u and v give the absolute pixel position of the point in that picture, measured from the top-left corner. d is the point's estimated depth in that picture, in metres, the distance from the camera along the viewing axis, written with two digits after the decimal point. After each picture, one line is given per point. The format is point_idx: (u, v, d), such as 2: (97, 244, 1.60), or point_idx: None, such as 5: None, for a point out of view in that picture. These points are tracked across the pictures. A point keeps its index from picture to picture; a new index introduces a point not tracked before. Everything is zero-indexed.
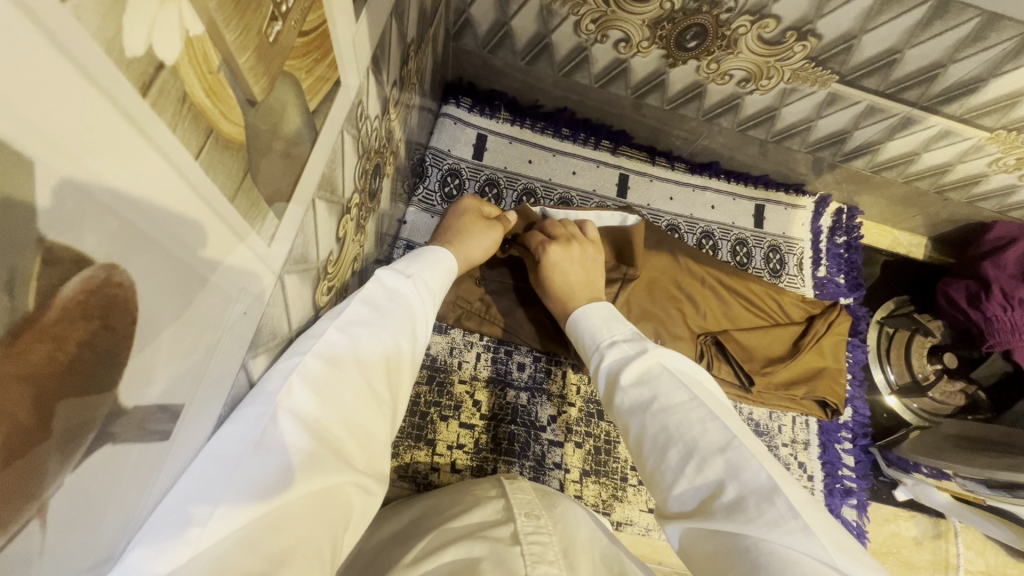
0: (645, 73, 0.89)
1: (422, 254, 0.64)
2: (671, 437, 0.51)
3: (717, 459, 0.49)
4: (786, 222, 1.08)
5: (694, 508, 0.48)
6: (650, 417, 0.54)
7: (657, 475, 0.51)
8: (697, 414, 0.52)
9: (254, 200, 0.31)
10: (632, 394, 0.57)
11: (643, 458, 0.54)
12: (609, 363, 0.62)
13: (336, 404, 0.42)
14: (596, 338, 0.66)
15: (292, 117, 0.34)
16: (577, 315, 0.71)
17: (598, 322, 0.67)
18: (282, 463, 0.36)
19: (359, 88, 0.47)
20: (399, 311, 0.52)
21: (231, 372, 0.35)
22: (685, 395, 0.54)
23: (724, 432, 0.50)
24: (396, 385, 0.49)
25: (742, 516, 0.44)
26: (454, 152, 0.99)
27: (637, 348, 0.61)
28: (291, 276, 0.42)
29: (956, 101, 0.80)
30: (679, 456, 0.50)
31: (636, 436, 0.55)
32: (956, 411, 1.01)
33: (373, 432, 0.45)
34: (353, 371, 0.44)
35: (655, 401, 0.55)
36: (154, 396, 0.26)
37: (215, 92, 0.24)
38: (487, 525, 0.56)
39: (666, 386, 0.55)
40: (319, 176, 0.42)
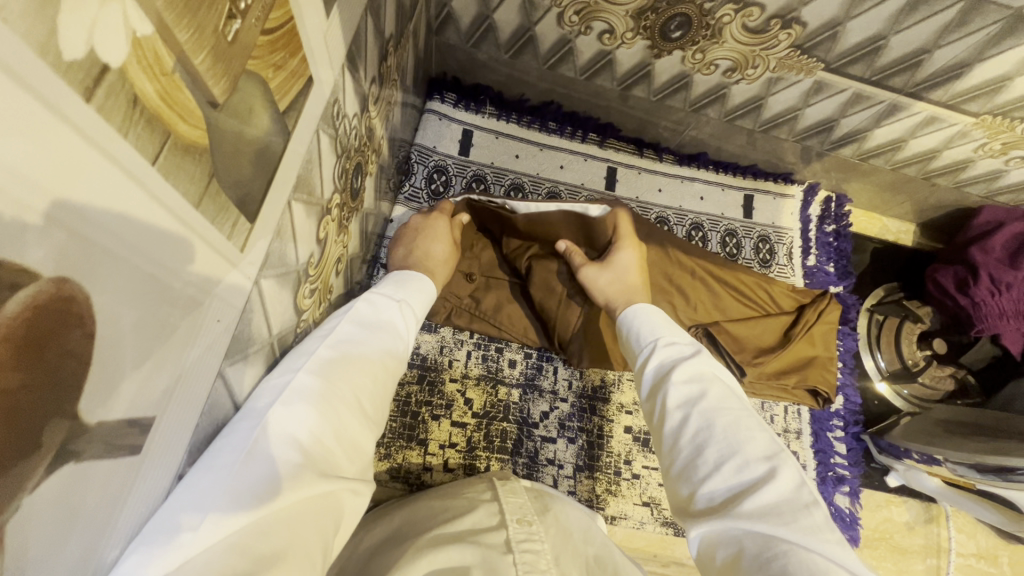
0: (630, 65, 0.88)
1: (406, 278, 0.65)
2: (715, 436, 0.51)
3: (761, 464, 0.48)
4: (775, 212, 1.08)
5: (724, 503, 0.47)
6: (697, 413, 0.53)
7: (690, 467, 0.51)
8: (747, 422, 0.52)
9: (222, 205, 0.30)
10: (682, 390, 0.56)
11: (678, 450, 0.53)
12: (659, 359, 0.60)
13: (329, 419, 0.43)
14: (645, 336, 0.64)
15: (261, 118, 0.33)
16: (629, 313, 0.69)
17: (653, 322, 0.66)
18: (271, 472, 0.37)
19: (335, 86, 0.46)
20: (385, 329, 0.54)
21: (208, 381, 0.35)
22: (738, 404, 0.54)
23: (770, 445, 0.50)
24: (382, 400, 0.51)
25: (780, 520, 0.43)
26: (440, 148, 0.98)
27: (690, 349, 0.60)
28: (268, 280, 0.41)
29: (942, 86, 0.79)
30: (719, 454, 0.50)
31: (675, 428, 0.54)
32: (946, 396, 1.01)
33: (362, 444, 0.46)
34: (344, 385, 0.45)
35: (705, 398, 0.54)
36: (121, 411, 0.26)
37: (171, 95, 0.23)
38: (478, 531, 0.56)
39: (719, 390, 0.55)
40: (295, 177, 0.41)
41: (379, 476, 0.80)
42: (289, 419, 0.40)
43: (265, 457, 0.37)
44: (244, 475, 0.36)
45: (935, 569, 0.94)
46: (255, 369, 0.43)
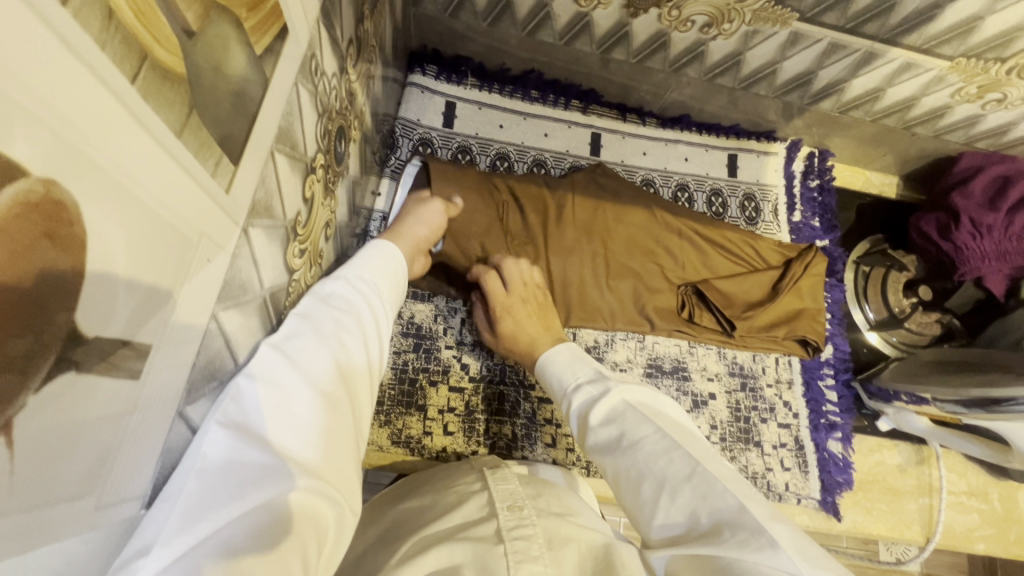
0: (608, 26, 0.89)
1: (364, 255, 0.65)
2: (642, 472, 0.54)
3: (684, 485, 0.51)
4: (759, 170, 1.09)
5: (675, 535, 0.49)
6: (621, 457, 0.56)
7: (637, 510, 0.53)
8: (662, 444, 0.54)
9: (204, 139, 0.31)
10: (602, 434, 0.59)
11: (623, 496, 0.55)
12: (577, 406, 0.64)
13: (281, 414, 0.42)
14: (563, 382, 0.69)
15: (236, 58, 0.33)
16: (544, 360, 0.74)
17: (564, 366, 0.70)
18: (227, 482, 0.37)
19: (311, 40, 0.46)
20: (336, 316, 0.54)
21: (202, 321, 0.36)
22: (648, 427, 0.57)
23: (689, 459, 0.52)
24: (349, 383, 0.50)
25: (714, 539, 0.45)
26: (424, 121, 0.98)
27: (600, 385, 0.64)
28: (256, 229, 0.42)
29: (915, 31, 0.80)
30: (651, 490, 0.52)
31: (612, 476, 0.57)
32: (933, 340, 1.03)
33: (336, 426, 0.45)
34: (292, 381, 0.45)
35: (623, 438, 0.57)
36: (118, 331, 0.27)
37: (144, 14, 0.24)
38: (468, 525, 0.55)
39: (631, 420, 0.58)
40: (276, 127, 0.42)
41: (381, 442, 0.82)
42: (234, 416, 0.41)
43: (219, 461, 0.38)
44: (206, 484, 0.36)
45: (927, 508, 0.96)
46: (249, 322, 0.45)
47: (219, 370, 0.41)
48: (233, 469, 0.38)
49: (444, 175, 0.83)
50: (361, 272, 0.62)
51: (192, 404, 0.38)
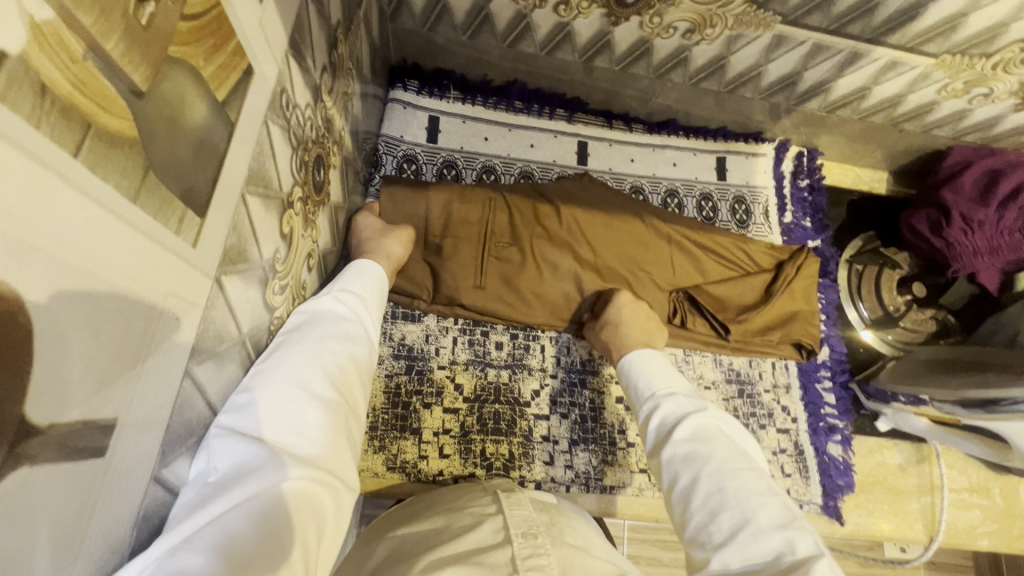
0: (589, 35, 0.88)
1: (351, 271, 0.67)
2: (727, 501, 0.54)
3: (771, 530, 0.51)
4: (748, 171, 1.08)
5: (739, 570, 0.49)
6: (704, 475, 0.57)
7: (704, 532, 0.53)
8: (755, 486, 0.55)
9: (165, 198, 0.30)
10: (686, 448, 0.60)
11: (689, 513, 0.56)
12: (663, 413, 0.66)
13: (277, 414, 0.44)
14: (650, 390, 0.71)
15: (197, 109, 0.32)
16: (630, 363, 0.76)
17: (655, 376, 0.73)
18: (231, 477, 0.38)
19: (279, 75, 0.45)
20: (329, 326, 0.55)
21: (175, 380, 0.35)
22: (743, 465, 0.58)
23: (782, 511, 0.53)
24: (343, 386, 0.51)
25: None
26: (407, 137, 0.97)
27: (694, 405, 0.66)
28: (229, 276, 0.40)
29: (899, 29, 0.80)
30: (731, 521, 0.53)
31: (683, 490, 0.58)
32: (929, 337, 1.02)
33: (332, 425, 0.46)
34: (284, 383, 0.46)
35: (712, 461, 0.58)
36: (76, 412, 0.26)
37: (86, 84, 0.22)
38: (484, 549, 0.56)
39: (723, 450, 0.59)
40: (246, 170, 0.41)
41: (376, 469, 0.81)
42: (233, 423, 0.42)
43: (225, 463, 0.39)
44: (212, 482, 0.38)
45: (930, 507, 0.96)
46: (228, 370, 0.44)
47: (195, 425, 0.40)
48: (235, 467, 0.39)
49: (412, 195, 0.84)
50: (351, 285, 0.63)
51: (167, 465, 0.37)
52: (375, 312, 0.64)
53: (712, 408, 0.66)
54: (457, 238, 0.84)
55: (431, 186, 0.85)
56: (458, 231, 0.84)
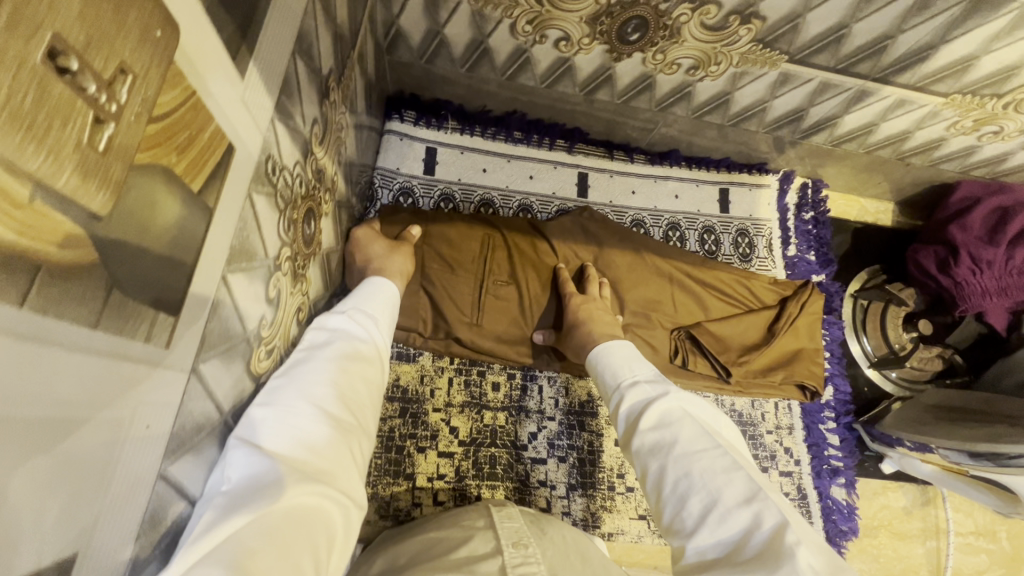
0: (590, 70, 0.85)
1: (364, 288, 0.67)
2: (692, 485, 0.49)
3: (739, 508, 0.46)
4: (751, 204, 1.06)
5: (714, 558, 0.45)
6: (670, 462, 0.52)
7: (676, 521, 0.49)
8: (720, 461, 0.50)
9: (131, 310, 0.28)
10: (651, 437, 0.55)
11: (662, 504, 0.51)
12: (630, 403, 0.61)
13: (289, 430, 0.44)
14: (616, 379, 0.65)
15: (170, 207, 0.30)
16: (597, 354, 0.71)
17: (621, 364, 0.67)
18: (244, 489, 0.38)
19: (264, 142, 0.43)
20: (342, 345, 0.56)
21: (146, 485, 0.33)
22: (707, 443, 0.52)
23: (748, 484, 0.48)
24: (352, 404, 0.51)
25: (763, 564, 0.42)
26: (404, 169, 0.95)
27: (656, 391, 0.60)
28: (208, 363, 0.38)
29: (909, 70, 0.77)
30: (698, 506, 0.48)
31: (654, 482, 0.53)
32: (933, 377, 1.01)
33: (338, 445, 0.46)
34: (298, 398, 0.47)
35: (677, 446, 0.53)
36: (26, 566, 0.23)
37: (35, 225, 0.20)
38: (475, 559, 0.55)
39: (687, 431, 0.54)
40: (227, 249, 0.39)
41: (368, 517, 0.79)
42: (247, 439, 0.42)
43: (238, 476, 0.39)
44: (230, 494, 0.38)
45: (935, 551, 0.94)
46: (208, 458, 0.41)
47: (174, 523, 0.37)
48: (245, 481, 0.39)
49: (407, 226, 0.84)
50: (360, 301, 0.64)
51: (140, 574, 0.34)
52: (386, 328, 0.64)
53: (676, 388, 0.60)
54: (451, 272, 0.82)
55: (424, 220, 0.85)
56: (455, 265, 0.83)
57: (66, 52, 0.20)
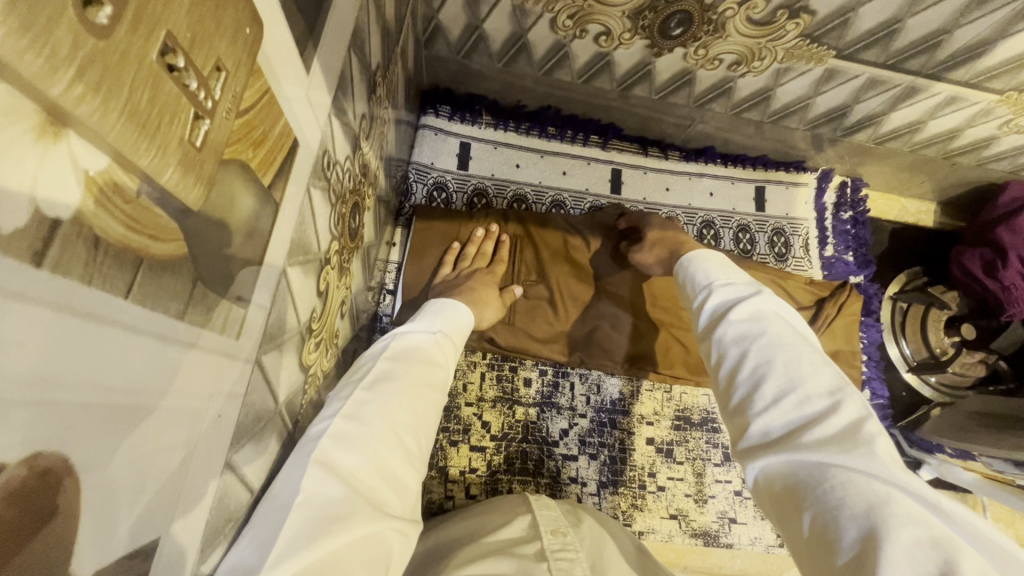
0: (629, 65, 0.84)
1: (440, 306, 0.71)
2: (774, 371, 0.49)
3: (823, 399, 0.46)
4: (788, 203, 1.04)
5: (781, 435, 0.45)
6: (754, 350, 0.51)
7: (746, 401, 0.49)
8: (808, 357, 0.49)
9: (211, 303, 0.28)
10: (738, 329, 0.54)
11: (733, 386, 0.51)
12: (715, 300, 0.60)
13: (369, 452, 0.47)
14: (701, 281, 0.64)
15: (244, 202, 0.30)
16: (688, 260, 0.69)
17: (713, 266, 0.65)
18: (322, 513, 0.41)
19: (322, 137, 0.43)
20: (415, 367, 0.58)
21: (216, 472, 0.33)
22: (798, 341, 0.51)
23: (833, 382, 0.47)
24: (419, 436, 0.54)
25: (838, 448, 0.42)
26: (438, 164, 0.95)
27: (749, 291, 0.58)
28: (268, 354, 0.39)
29: (963, 66, 0.75)
30: (776, 390, 0.47)
31: (731, 367, 0.52)
32: (976, 383, 0.98)
33: (404, 477, 0.50)
34: (382, 424, 0.50)
35: (765, 337, 0.52)
36: (120, 548, 0.24)
37: (141, 219, 0.21)
38: (515, 542, 0.57)
39: (778, 328, 0.53)
40: (288, 243, 0.39)
41: None
42: (328, 455, 0.45)
43: (315, 493, 0.42)
44: (304, 513, 0.40)
45: None
46: (264, 447, 0.42)
47: (235, 511, 0.38)
48: (321, 502, 0.42)
49: (434, 229, 0.86)
50: (428, 319, 0.68)
51: (206, 559, 0.35)
52: (455, 344, 0.68)
53: (768, 291, 0.58)
54: (478, 269, 0.82)
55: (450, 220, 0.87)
56: (483, 263, 0.84)
57: (175, 49, 0.20)
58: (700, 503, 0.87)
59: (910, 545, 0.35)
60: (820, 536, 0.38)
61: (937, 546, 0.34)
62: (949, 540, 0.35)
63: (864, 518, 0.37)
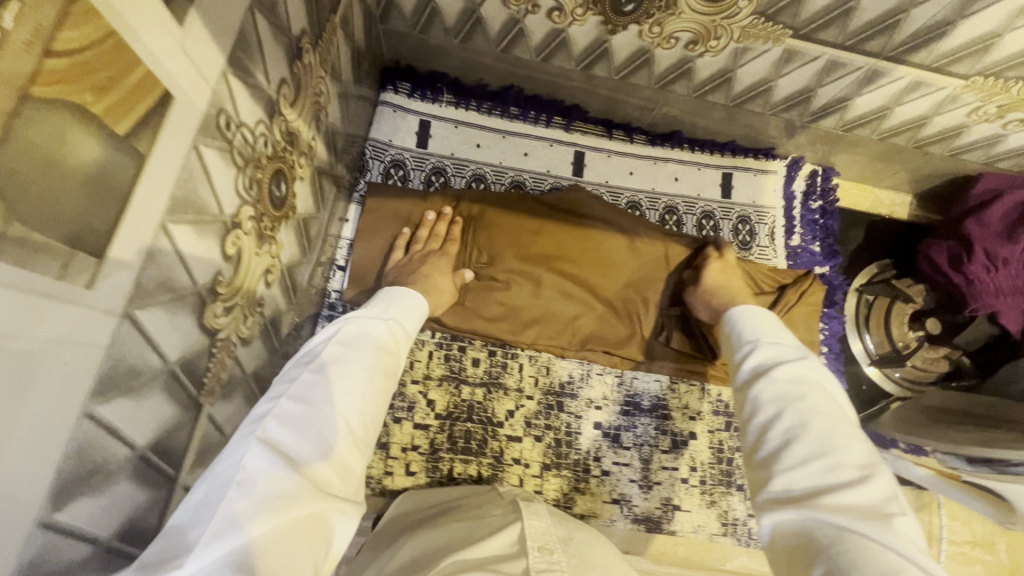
0: (586, 43, 0.83)
1: (398, 295, 0.70)
2: (809, 435, 0.51)
3: (853, 470, 0.48)
4: (756, 190, 1.02)
5: (802, 495, 0.47)
6: (789, 411, 0.54)
7: (772, 457, 0.51)
8: (845, 429, 0.52)
9: (38, 245, 0.28)
10: (776, 388, 0.57)
11: (761, 442, 0.54)
12: (758, 355, 0.62)
13: (309, 434, 0.46)
14: (743, 335, 0.66)
15: (84, 147, 0.30)
16: (734, 311, 0.71)
17: (756, 322, 0.67)
18: (262, 493, 0.41)
19: (215, 96, 0.43)
20: (367, 349, 0.57)
21: (70, 422, 0.34)
22: (836, 411, 0.54)
23: (866, 458, 0.49)
24: (371, 417, 0.53)
25: (864, 521, 0.44)
26: (396, 141, 0.94)
27: (796, 353, 0.61)
28: (145, 310, 0.39)
29: (924, 48, 0.73)
30: (807, 452, 0.50)
31: (762, 421, 0.55)
32: (939, 378, 0.96)
33: (351, 461, 0.49)
34: (329, 406, 0.49)
35: (804, 401, 0.54)
36: None
37: None
38: (500, 558, 0.54)
39: (818, 397, 0.55)
40: (166, 199, 0.39)
41: None
42: (270, 438, 0.45)
43: (254, 472, 0.41)
44: (242, 492, 0.40)
45: None
46: (148, 404, 0.42)
47: (107, 462, 0.39)
48: (266, 482, 0.41)
49: (387, 205, 0.86)
50: (390, 307, 0.67)
51: (65, 508, 0.35)
52: (411, 337, 0.67)
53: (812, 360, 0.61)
54: (432, 251, 0.82)
55: (401, 199, 0.86)
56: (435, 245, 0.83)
57: None
58: (644, 489, 0.86)
59: None
60: None
61: None
62: None
63: None
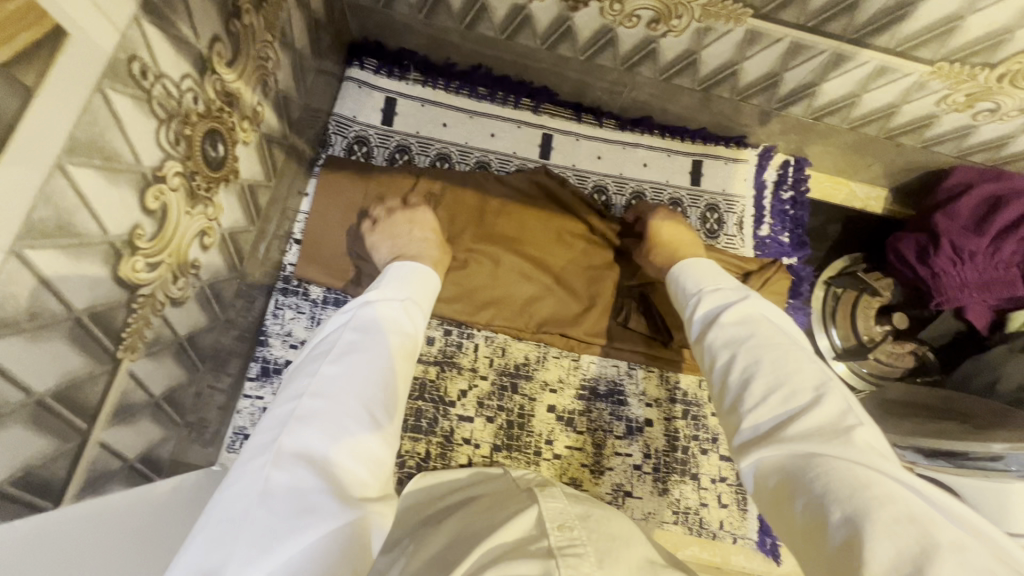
0: (548, 20, 0.82)
1: (399, 271, 0.68)
2: (764, 371, 0.52)
3: (808, 393, 0.49)
4: (726, 178, 1.01)
5: (770, 432, 0.48)
6: (742, 354, 0.54)
7: (736, 401, 0.51)
8: (796, 355, 0.53)
9: None
10: (730, 331, 0.57)
11: (724, 390, 0.54)
12: (709, 304, 0.63)
13: (331, 432, 0.46)
14: (688, 290, 0.67)
15: None
16: (675, 268, 0.71)
17: (699, 273, 0.68)
18: (288, 508, 0.41)
19: (125, 40, 0.42)
20: (382, 338, 0.57)
21: None
22: (782, 341, 0.55)
23: (818, 377, 0.50)
24: (393, 403, 0.53)
25: (825, 441, 0.44)
26: (360, 117, 0.94)
27: (737, 295, 0.62)
28: (39, 251, 0.39)
29: (886, 31, 0.71)
30: (766, 388, 0.50)
31: (721, 370, 0.55)
32: (905, 374, 0.95)
33: (379, 451, 0.48)
34: (351, 399, 0.49)
35: (751, 339, 0.55)
36: None
37: None
38: (524, 542, 0.52)
39: (765, 331, 0.56)
40: (63, 139, 0.38)
41: None
42: (299, 445, 0.45)
43: (281, 485, 0.42)
44: (270, 508, 0.40)
45: None
46: (46, 350, 0.42)
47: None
48: (297, 494, 0.42)
49: (341, 181, 0.84)
50: (395, 285, 0.66)
51: None
52: (424, 308, 0.66)
53: (754, 295, 0.62)
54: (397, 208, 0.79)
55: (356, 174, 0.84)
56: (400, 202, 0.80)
57: None
58: (597, 474, 0.85)
59: (890, 520, 0.37)
60: (812, 524, 0.40)
61: (919, 522, 0.37)
62: (930, 521, 0.37)
63: (847, 502, 0.39)
